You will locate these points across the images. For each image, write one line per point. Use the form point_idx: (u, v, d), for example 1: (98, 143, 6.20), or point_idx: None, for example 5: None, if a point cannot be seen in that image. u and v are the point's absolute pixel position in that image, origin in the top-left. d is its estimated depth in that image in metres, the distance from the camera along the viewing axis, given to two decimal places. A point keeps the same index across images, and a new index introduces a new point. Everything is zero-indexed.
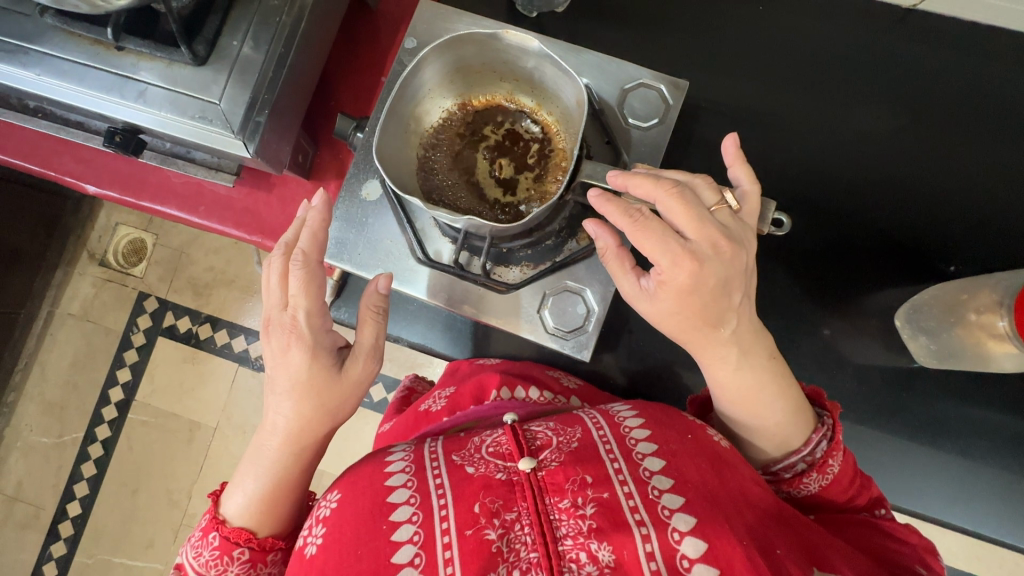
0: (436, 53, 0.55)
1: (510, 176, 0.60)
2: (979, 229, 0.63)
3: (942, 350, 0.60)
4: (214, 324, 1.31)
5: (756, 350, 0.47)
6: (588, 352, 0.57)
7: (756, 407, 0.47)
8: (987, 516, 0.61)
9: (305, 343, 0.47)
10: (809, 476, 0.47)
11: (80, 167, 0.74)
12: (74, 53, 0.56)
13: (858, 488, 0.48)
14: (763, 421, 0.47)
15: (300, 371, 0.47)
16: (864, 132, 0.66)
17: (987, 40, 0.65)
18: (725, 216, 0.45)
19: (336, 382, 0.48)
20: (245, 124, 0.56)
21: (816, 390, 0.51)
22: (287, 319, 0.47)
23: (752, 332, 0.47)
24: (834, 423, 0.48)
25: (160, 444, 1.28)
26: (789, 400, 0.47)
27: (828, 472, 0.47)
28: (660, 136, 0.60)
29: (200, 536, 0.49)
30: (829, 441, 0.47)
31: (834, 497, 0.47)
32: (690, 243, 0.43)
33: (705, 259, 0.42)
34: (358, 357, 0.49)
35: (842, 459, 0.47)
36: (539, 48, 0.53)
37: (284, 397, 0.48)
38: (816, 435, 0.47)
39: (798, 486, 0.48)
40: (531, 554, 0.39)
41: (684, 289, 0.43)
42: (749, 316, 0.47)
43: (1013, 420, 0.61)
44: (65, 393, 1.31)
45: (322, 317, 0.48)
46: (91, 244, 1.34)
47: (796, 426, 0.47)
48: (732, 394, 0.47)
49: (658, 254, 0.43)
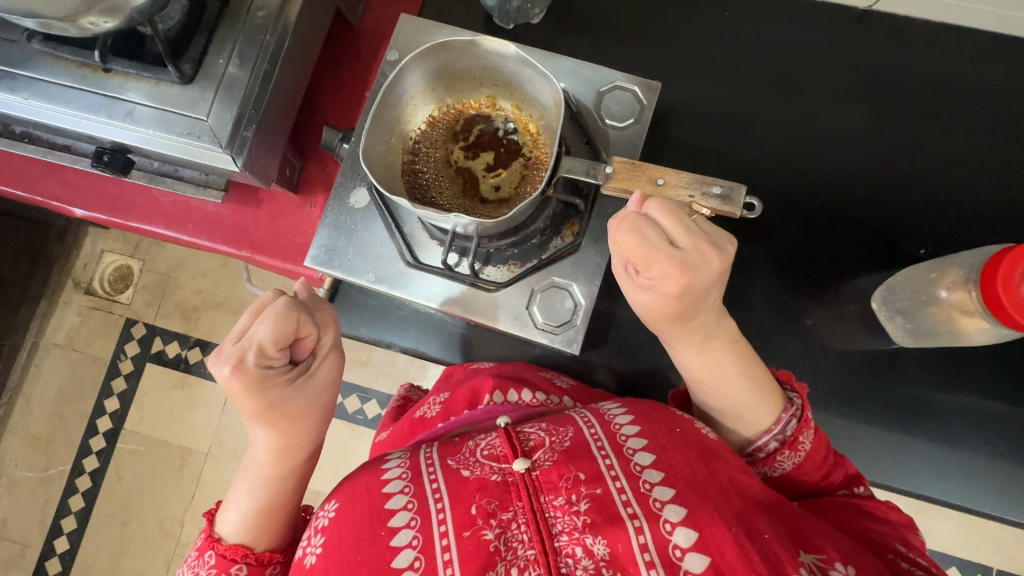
0: (417, 62, 0.56)
1: (495, 175, 0.62)
2: (944, 214, 0.66)
3: (918, 328, 0.61)
4: (203, 346, 1.30)
5: (720, 334, 0.49)
6: (578, 345, 0.57)
7: (721, 386, 0.49)
8: (970, 491, 0.62)
9: (255, 381, 0.46)
10: (782, 454, 0.48)
11: (66, 191, 0.74)
12: (61, 77, 0.57)
13: (832, 466, 0.49)
14: (727, 402, 0.49)
15: (260, 402, 0.47)
16: (829, 128, 0.69)
17: (938, 37, 0.69)
18: (704, 223, 0.47)
19: (301, 395, 0.49)
20: (233, 139, 0.57)
21: (785, 373, 0.51)
22: (232, 362, 0.46)
23: (721, 329, 0.49)
24: (803, 402, 0.49)
25: (150, 471, 1.26)
26: (753, 379, 0.49)
27: (799, 449, 0.48)
28: (637, 135, 0.62)
29: (197, 556, 0.49)
30: (799, 420, 0.48)
31: (810, 474, 0.48)
32: (681, 252, 0.44)
33: (692, 265, 0.44)
34: (320, 360, 0.50)
35: (813, 436, 0.48)
36: (515, 52, 0.54)
37: (257, 424, 0.48)
38: (786, 414, 0.48)
39: (772, 465, 0.49)
40: (529, 551, 0.40)
41: (672, 294, 0.45)
42: (716, 313, 0.48)
43: (989, 395, 0.63)
44: (51, 425, 1.29)
45: (269, 351, 0.47)
46: (76, 272, 1.34)
47: (762, 406, 0.48)
48: (698, 372, 0.50)
49: (654, 262, 0.43)
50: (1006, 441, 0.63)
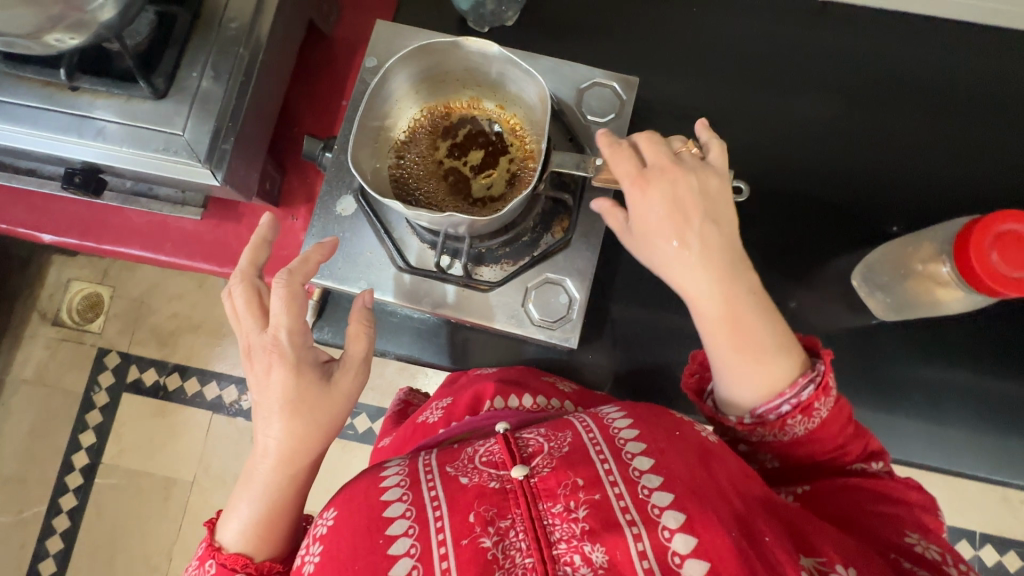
0: (401, 64, 0.56)
1: (484, 174, 0.62)
2: (913, 193, 0.69)
3: (898, 302, 0.63)
4: (182, 372, 1.27)
5: (734, 283, 0.45)
6: (576, 339, 0.58)
7: (735, 336, 0.44)
8: (960, 456, 0.64)
9: (288, 362, 0.47)
10: (795, 418, 0.44)
11: (34, 216, 0.71)
12: (25, 97, 0.55)
13: (849, 439, 0.47)
14: (741, 358, 0.44)
15: (287, 388, 0.47)
16: (798, 116, 0.72)
17: (893, 25, 0.72)
18: (688, 154, 0.48)
19: (325, 394, 0.48)
20: (212, 152, 0.56)
21: (811, 338, 0.47)
22: (268, 341, 0.48)
23: (726, 273, 0.45)
24: (826, 369, 0.44)
25: (132, 505, 1.21)
26: (770, 333, 0.45)
27: (814, 415, 0.44)
28: (619, 130, 0.63)
29: (198, 564, 0.49)
30: (818, 386, 0.44)
31: (823, 438, 0.46)
32: (649, 166, 0.47)
33: (658, 176, 0.46)
34: (347, 370, 0.50)
35: (830, 404, 0.45)
36: (499, 51, 0.55)
37: (275, 415, 0.47)
38: (802, 378, 0.44)
39: (783, 428, 0.45)
40: (526, 559, 0.40)
41: (641, 204, 0.46)
42: (714, 231, 0.45)
43: (968, 362, 0.66)
44: (23, 465, 1.23)
45: (303, 336, 0.48)
46: (42, 303, 1.29)
47: (779, 364, 0.44)
48: (710, 325, 0.45)
49: (619, 173, 0.47)
50: (989, 406, 0.65)
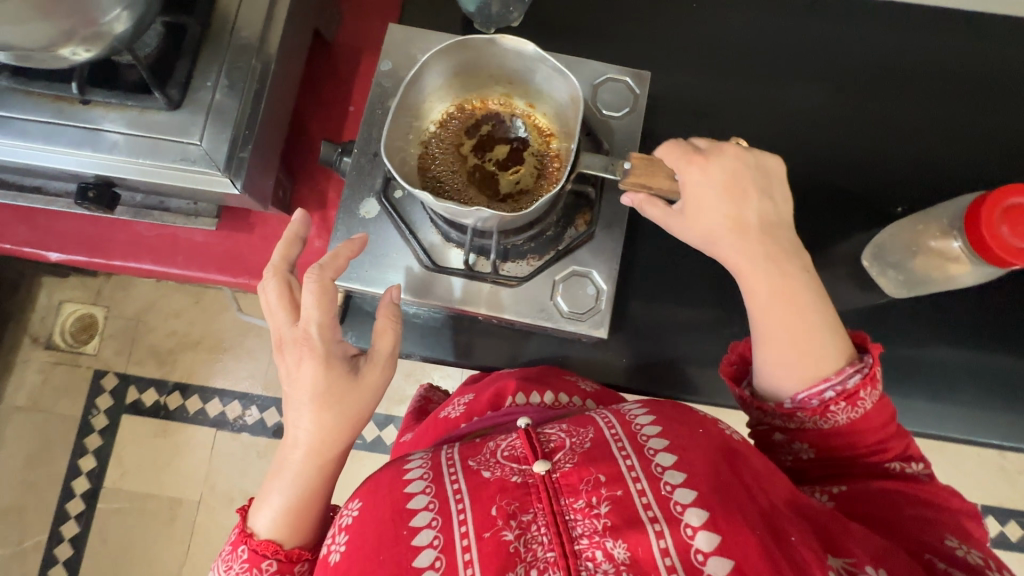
0: (437, 59, 0.56)
1: (510, 171, 0.63)
2: (914, 174, 0.71)
3: (910, 279, 0.64)
4: (183, 390, 1.25)
5: (786, 264, 0.48)
6: (606, 329, 0.58)
7: (785, 315, 0.47)
8: (974, 427, 0.66)
9: (317, 355, 0.47)
10: (838, 406, 0.45)
11: (38, 235, 0.70)
12: (36, 112, 0.54)
13: (890, 435, 0.47)
14: (791, 338, 0.47)
15: (316, 381, 0.47)
16: (797, 105, 0.74)
17: (884, 15, 0.75)
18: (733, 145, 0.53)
19: (354, 387, 0.48)
20: (230, 161, 0.56)
21: (859, 335, 0.48)
22: (299, 333, 0.48)
23: (779, 247, 0.49)
24: (874, 363, 0.45)
25: (138, 529, 1.18)
26: (820, 317, 0.47)
27: (858, 404, 0.45)
28: (634, 124, 0.64)
29: (231, 549, 0.49)
30: (864, 376, 0.45)
31: (864, 432, 0.45)
32: (705, 151, 0.51)
33: (715, 158, 0.50)
34: (375, 364, 0.50)
35: (875, 396, 0.45)
36: (535, 51, 0.55)
37: (305, 408, 0.47)
38: (849, 368, 0.45)
39: (825, 415, 0.45)
40: (548, 553, 0.39)
41: (701, 181, 0.49)
42: (769, 207, 0.50)
43: (974, 335, 0.68)
44: (20, 494, 1.20)
45: (333, 330, 0.49)
46: (33, 327, 1.26)
47: (827, 352, 0.46)
48: (763, 304, 0.48)
49: (677, 158, 0.51)
50: (998, 376, 0.67)
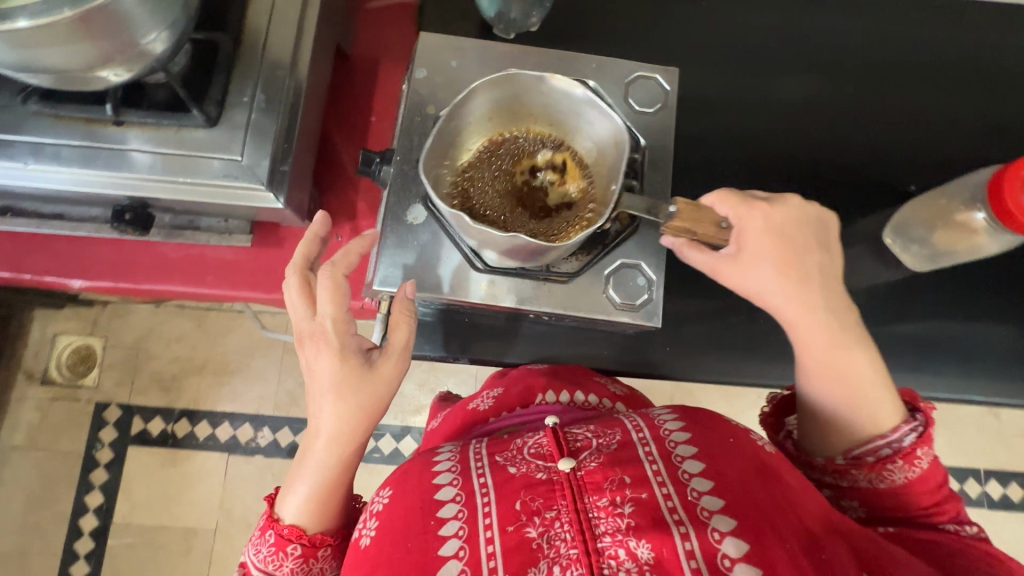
0: (487, 88, 0.58)
1: (542, 207, 0.61)
2: (921, 155, 0.75)
3: (932, 250, 0.68)
4: (191, 416, 1.21)
5: (843, 314, 0.52)
6: (658, 317, 0.61)
7: (841, 362, 0.50)
8: (993, 391, 0.70)
9: (333, 348, 0.48)
10: (894, 462, 0.48)
11: (59, 263, 0.68)
12: (69, 138, 0.53)
13: (941, 496, 0.49)
14: (849, 381, 0.49)
15: (333, 373, 0.47)
16: (805, 96, 0.76)
17: (879, 8, 0.79)
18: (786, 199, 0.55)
19: (369, 379, 0.48)
20: (272, 175, 0.56)
21: (909, 391, 0.52)
22: (315, 327, 0.48)
23: (835, 295, 0.52)
24: (926, 420, 0.49)
25: (153, 562, 1.15)
26: (873, 365, 0.50)
27: (914, 464, 0.48)
28: (666, 120, 0.66)
29: (259, 534, 0.50)
30: (918, 435, 0.48)
31: (917, 494, 0.48)
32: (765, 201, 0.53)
33: (775, 208, 0.53)
34: (389, 356, 0.50)
35: (930, 457, 0.48)
36: (584, 93, 0.58)
37: (324, 399, 0.48)
38: (904, 425, 0.48)
39: (882, 472, 0.48)
40: (571, 550, 0.37)
41: (762, 229, 0.52)
42: (827, 260, 0.53)
43: (987, 305, 0.72)
44: (23, 537, 1.15)
45: (348, 323, 0.49)
46: (27, 362, 1.21)
47: (884, 400, 0.49)
48: (823, 344, 0.51)
49: (733, 205, 0.53)
50: (1010, 342, 0.71)
